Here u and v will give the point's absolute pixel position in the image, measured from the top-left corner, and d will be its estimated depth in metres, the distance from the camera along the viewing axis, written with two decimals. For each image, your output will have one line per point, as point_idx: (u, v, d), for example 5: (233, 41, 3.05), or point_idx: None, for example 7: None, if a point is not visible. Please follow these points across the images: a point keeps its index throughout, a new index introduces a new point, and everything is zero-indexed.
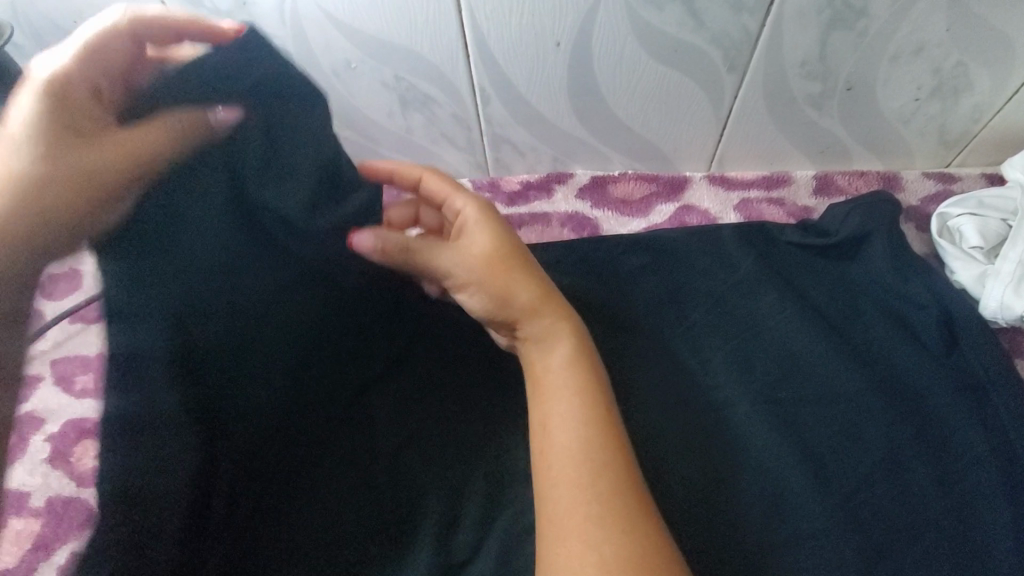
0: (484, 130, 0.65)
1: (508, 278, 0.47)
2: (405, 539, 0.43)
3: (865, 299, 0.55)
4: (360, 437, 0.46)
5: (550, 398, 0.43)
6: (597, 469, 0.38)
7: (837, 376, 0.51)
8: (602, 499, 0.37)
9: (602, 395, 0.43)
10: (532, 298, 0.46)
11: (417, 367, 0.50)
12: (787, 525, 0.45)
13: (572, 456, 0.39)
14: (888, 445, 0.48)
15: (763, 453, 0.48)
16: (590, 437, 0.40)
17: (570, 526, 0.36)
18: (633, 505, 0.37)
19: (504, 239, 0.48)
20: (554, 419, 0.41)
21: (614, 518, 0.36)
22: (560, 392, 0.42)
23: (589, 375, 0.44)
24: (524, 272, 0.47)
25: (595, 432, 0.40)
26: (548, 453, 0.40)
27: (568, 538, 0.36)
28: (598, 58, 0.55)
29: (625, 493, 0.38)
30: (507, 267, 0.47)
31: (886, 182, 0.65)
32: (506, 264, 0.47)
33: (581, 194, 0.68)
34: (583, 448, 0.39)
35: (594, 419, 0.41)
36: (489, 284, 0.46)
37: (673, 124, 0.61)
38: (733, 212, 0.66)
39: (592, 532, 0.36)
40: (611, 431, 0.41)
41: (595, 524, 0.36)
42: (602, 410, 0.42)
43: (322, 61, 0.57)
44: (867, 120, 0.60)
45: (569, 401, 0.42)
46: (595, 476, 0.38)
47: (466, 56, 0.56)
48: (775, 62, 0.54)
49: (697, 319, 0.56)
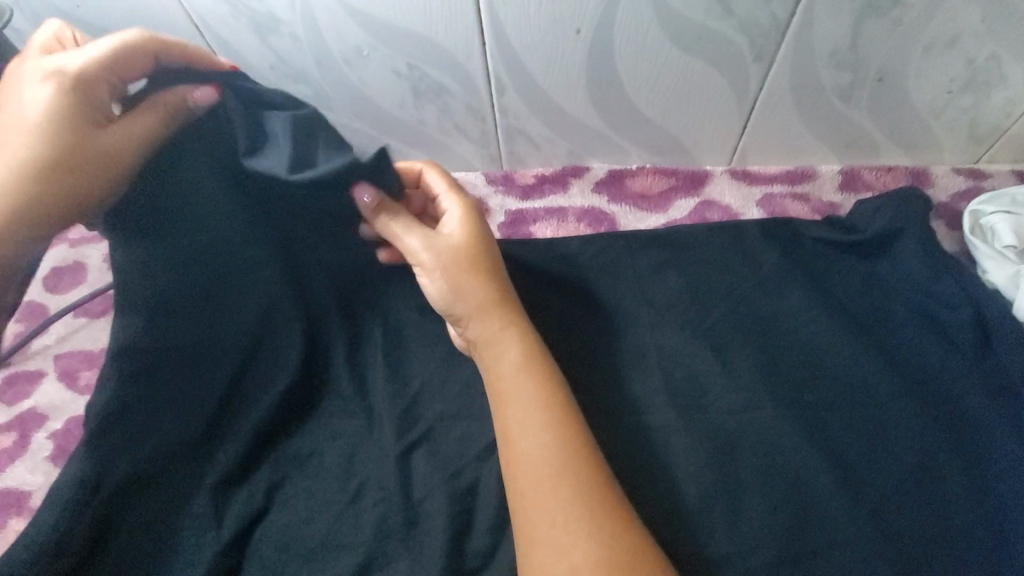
0: (499, 122, 0.63)
1: (476, 276, 0.48)
2: (418, 541, 0.44)
3: (894, 298, 0.54)
4: (362, 433, 0.48)
5: (509, 404, 0.43)
6: (559, 472, 0.39)
7: (866, 377, 0.50)
8: (568, 502, 0.38)
9: (564, 396, 0.43)
10: (491, 298, 0.47)
11: (421, 366, 0.52)
12: (816, 531, 0.44)
13: (537, 463, 0.40)
14: (920, 449, 0.47)
15: (789, 456, 0.47)
16: (552, 443, 0.40)
17: (539, 534, 0.37)
18: (603, 508, 0.38)
19: (480, 240, 0.49)
20: (516, 425, 0.42)
21: (582, 524, 0.37)
22: (519, 396, 0.43)
23: (546, 377, 0.44)
24: (483, 276, 0.48)
25: (556, 434, 0.41)
26: (515, 461, 0.41)
27: (538, 544, 0.37)
28: (620, 47, 0.53)
29: (591, 496, 0.38)
30: (475, 265, 0.48)
31: (914, 178, 0.63)
32: (476, 263, 0.48)
33: (598, 188, 0.67)
34: (546, 453, 0.40)
35: (556, 423, 0.41)
36: (455, 275, 0.47)
37: (694, 115, 0.59)
38: (755, 207, 0.64)
39: (560, 538, 0.37)
40: (574, 432, 0.41)
41: (563, 530, 0.37)
42: (563, 413, 0.42)
43: (333, 49, 0.56)
44: (896, 113, 0.58)
45: (531, 402, 0.42)
46: (560, 482, 0.39)
47: (482, 44, 0.54)
48: (804, 51, 0.52)
49: (720, 317, 0.54)
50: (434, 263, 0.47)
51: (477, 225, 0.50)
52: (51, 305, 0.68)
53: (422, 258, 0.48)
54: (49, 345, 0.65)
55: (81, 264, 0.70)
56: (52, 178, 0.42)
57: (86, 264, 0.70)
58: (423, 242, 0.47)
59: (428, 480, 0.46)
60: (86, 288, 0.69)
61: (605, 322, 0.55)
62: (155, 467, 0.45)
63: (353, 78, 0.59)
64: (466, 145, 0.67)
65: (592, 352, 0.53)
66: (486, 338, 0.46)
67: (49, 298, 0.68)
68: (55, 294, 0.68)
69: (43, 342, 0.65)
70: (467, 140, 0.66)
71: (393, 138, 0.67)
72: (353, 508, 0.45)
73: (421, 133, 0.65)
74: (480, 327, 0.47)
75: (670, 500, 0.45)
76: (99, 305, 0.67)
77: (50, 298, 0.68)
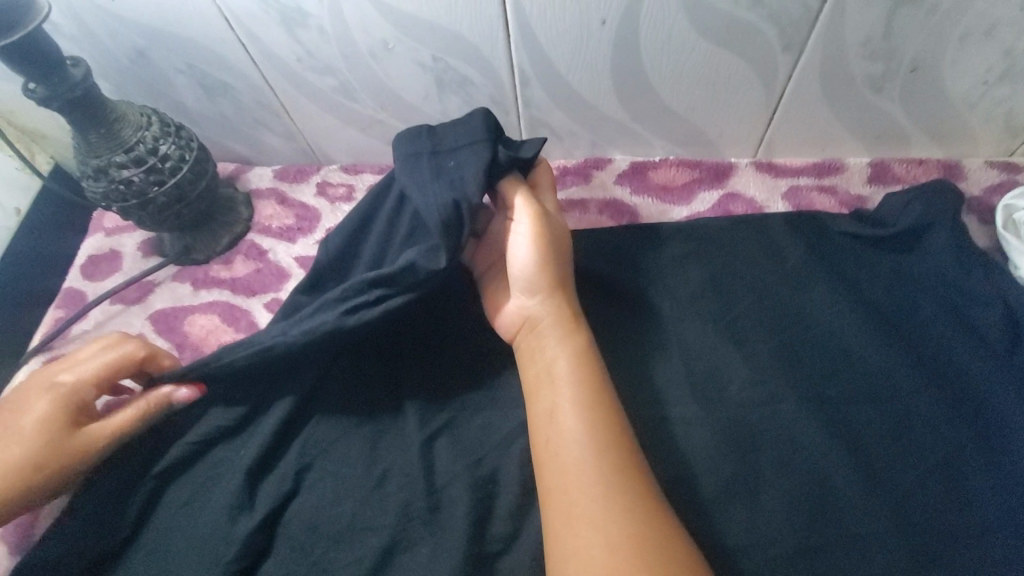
0: (522, 114, 0.63)
1: (561, 256, 0.53)
2: (443, 524, 0.45)
3: (922, 294, 0.53)
4: (390, 435, 0.49)
5: (557, 384, 0.45)
6: (597, 452, 0.41)
7: (892, 374, 0.49)
8: (605, 482, 0.40)
9: (608, 382, 0.46)
10: (564, 290, 0.52)
11: (449, 358, 0.53)
12: (837, 527, 0.44)
13: (578, 441, 0.42)
14: (945, 447, 0.46)
15: (811, 452, 0.47)
16: (593, 423, 0.43)
17: (575, 509, 0.39)
18: (636, 486, 0.40)
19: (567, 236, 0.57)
20: (561, 405, 0.44)
21: (618, 499, 0.39)
22: (564, 379, 0.45)
23: (599, 365, 0.47)
24: (562, 270, 0.53)
25: (598, 416, 0.43)
26: (557, 439, 0.43)
27: (575, 521, 0.38)
28: (645, 38, 0.53)
29: (627, 475, 0.40)
30: (563, 251, 0.54)
31: (946, 171, 0.62)
32: (563, 249, 0.54)
33: (621, 180, 0.67)
34: (584, 433, 0.42)
35: (598, 405, 0.44)
36: (552, 247, 0.52)
37: (719, 106, 0.59)
38: (781, 200, 0.63)
39: (596, 512, 0.38)
40: (614, 415, 0.44)
41: (599, 504, 0.39)
42: (603, 397, 0.44)
43: (359, 41, 0.56)
44: (929, 104, 0.56)
45: (578, 382, 0.45)
46: (599, 461, 0.41)
47: (506, 36, 0.54)
48: (835, 41, 0.51)
49: (743, 311, 0.54)
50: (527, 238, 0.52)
51: (563, 229, 0.56)
52: (88, 291, 0.70)
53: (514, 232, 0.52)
54: (87, 329, 0.67)
55: (117, 252, 0.73)
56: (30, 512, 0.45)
57: (122, 252, 0.73)
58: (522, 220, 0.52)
59: (450, 467, 0.47)
60: (122, 276, 0.71)
61: (625, 315, 0.55)
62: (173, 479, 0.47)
63: (378, 71, 0.59)
64: None
65: (613, 344, 0.53)
66: (549, 319, 0.50)
67: (87, 284, 0.71)
68: (93, 281, 0.71)
69: (82, 327, 0.67)
70: None
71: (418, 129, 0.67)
72: (379, 492, 0.47)
73: None
74: (560, 297, 0.51)
75: (688, 491, 0.46)
76: (133, 292, 0.69)
77: (88, 285, 0.71)
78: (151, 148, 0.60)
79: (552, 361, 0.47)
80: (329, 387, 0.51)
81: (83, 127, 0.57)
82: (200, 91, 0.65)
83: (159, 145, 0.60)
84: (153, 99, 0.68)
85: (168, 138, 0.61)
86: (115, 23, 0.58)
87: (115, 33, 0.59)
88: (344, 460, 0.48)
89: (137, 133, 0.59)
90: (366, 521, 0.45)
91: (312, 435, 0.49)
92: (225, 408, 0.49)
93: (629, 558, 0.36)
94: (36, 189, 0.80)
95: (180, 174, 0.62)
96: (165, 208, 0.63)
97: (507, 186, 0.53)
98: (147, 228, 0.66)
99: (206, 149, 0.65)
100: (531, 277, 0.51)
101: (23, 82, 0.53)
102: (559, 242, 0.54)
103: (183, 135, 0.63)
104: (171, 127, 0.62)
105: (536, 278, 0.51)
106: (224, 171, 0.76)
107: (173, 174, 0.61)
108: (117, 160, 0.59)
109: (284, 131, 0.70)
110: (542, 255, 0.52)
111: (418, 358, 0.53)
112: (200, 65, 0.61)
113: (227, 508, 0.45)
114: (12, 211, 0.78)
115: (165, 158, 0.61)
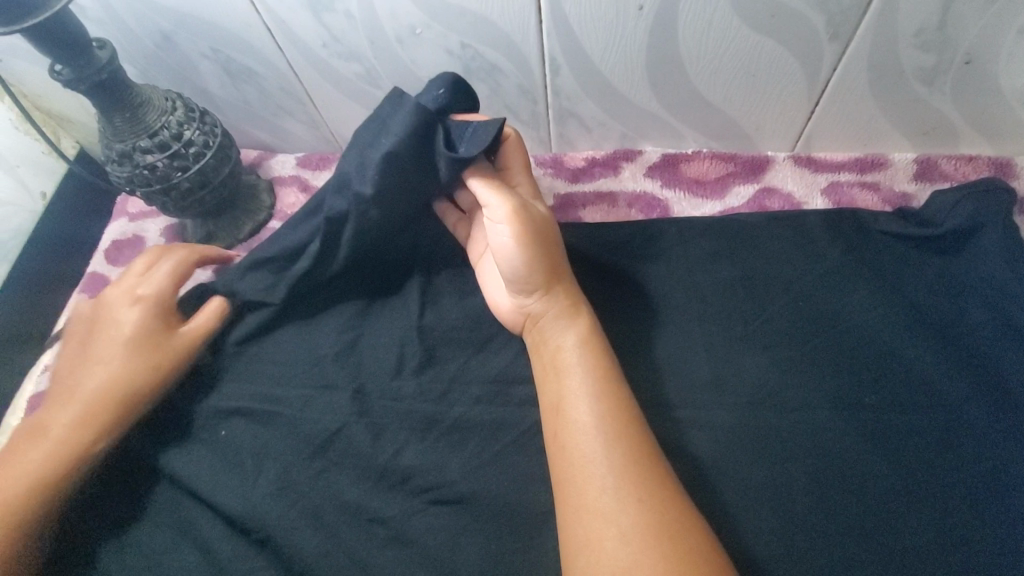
0: (551, 104, 0.61)
1: (551, 247, 0.50)
2: (469, 525, 0.44)
3: (971, 298, 0.50)
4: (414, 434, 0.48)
5: (565, 373, 0.44)
6: (608, 442, 0.40)
7: (937, 380, 0.47)
8: (616, 472, 0.39)
9: (614, 369, 0.45)
10: (559, 277, 0.50)
11: (465, 350, 0.51)
12: (876, 539, 0.42)
13: (588, 432, 0.40)
14: (990, 462, 0.44)
15: (850, 459, 0.45)
16: (604, 412, 0.41)
17: (586, 501, 0.38)
18: (648, 479, 0.38)
19: (554, 221, 0.53)
20: (569, 394, 0.43)
21: (632, 490, 0.38)
22: (573, 369, 0.44)
23: (601, 349, 0.46)
24: (555, 256, 0.50)
25: (606, 404, 0.42)
26: (565, 428, 0.41)
27: (589, 516, 0.37)
28: (684, 25, 0.51)
29: (640, 466, 0.39)
30: (553, 240, 0.51)
31: (998, 169, 0.58)
32: (551, 238, 0.51)
33: (651, 172, 0.65)
34: (595, 422, 0.41)
35: (608, 394, 0.42)
36: (538, 239, 0.49)
37: (757, 98, 0.56)
38: (820, 196, 0.61)
39: (607, 504, 0.37)
40: (624, 403, 0.42)
41: (611, 496, 0.38)
42: (612, 385, 0.43)
43: (386, 26, 0.55)
44: (982, 98, 0.53)
45: (584, 372, 0.44)
46: (611, 451, 0.39)
47: (538, 22, 0.52)
48: (886, 30, 0.48)
49: (777, 312, 0.52)
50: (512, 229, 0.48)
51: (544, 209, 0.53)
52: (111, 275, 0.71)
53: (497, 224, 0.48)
54: None
55: (140, 238, 0.73)
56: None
57: (145, 239, 0.73)
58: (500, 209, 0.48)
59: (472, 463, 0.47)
60: None
61: (653, 312, 0.53)
62: (191, 476, 0.47)
63: (404, 58, 0.58)
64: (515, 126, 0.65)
65: (641, 343, 0.52)
66: (550, 311, 0.48)
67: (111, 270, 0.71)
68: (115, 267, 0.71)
69: None
70: (517, 121, 0.64)
71: None
72: (402, 486, 0.46)
73: None
74: (557, 292, 0.49)
75: (713, 498, 0.44)
76: None
77: (110, 269, 0.71)
78: (175, 133, 0.59)
79: (557, 356, 0.46)
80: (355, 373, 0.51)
81: (109, 112, 0.57)
82: (225, 77, 0.65)
83: (183, 131, 0.59)
84: (178, 84, 0.67)
85: (192, 123, 0.60)
86: (140, 5, 0.57)
87: (141, 17, 0.59)
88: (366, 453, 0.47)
89: (161, 118, 0.59)
90: (388, 512, 0.45)
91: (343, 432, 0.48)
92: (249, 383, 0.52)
93: (640, 550, 0.35)
94: (60, 173, 0.80)
95: (204, 160, 0.61)
96: (188, 194, 0.62)
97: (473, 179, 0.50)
98: (170, 214, 0.66)
99: (229, 135, 0.64)
100: (523, 276, 0.48)
101: (50, 64, 0.53)
102: (546, 232, 0.50)
103: (207, 121, 0.62)
104: (196, 113, 0.61)
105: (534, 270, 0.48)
106: (247, 157, 0.75)
107: (196, 160, 0.61)
108: (141, 145, 0.58)
109: (307, 119, 0.69)
110: (529, 252, 0.48)
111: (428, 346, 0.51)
112: (225, 50, 0.61)
113: (230, 521, 0.46)
114: (38, 194, 0.78)
115: (189, 144, 0.60)
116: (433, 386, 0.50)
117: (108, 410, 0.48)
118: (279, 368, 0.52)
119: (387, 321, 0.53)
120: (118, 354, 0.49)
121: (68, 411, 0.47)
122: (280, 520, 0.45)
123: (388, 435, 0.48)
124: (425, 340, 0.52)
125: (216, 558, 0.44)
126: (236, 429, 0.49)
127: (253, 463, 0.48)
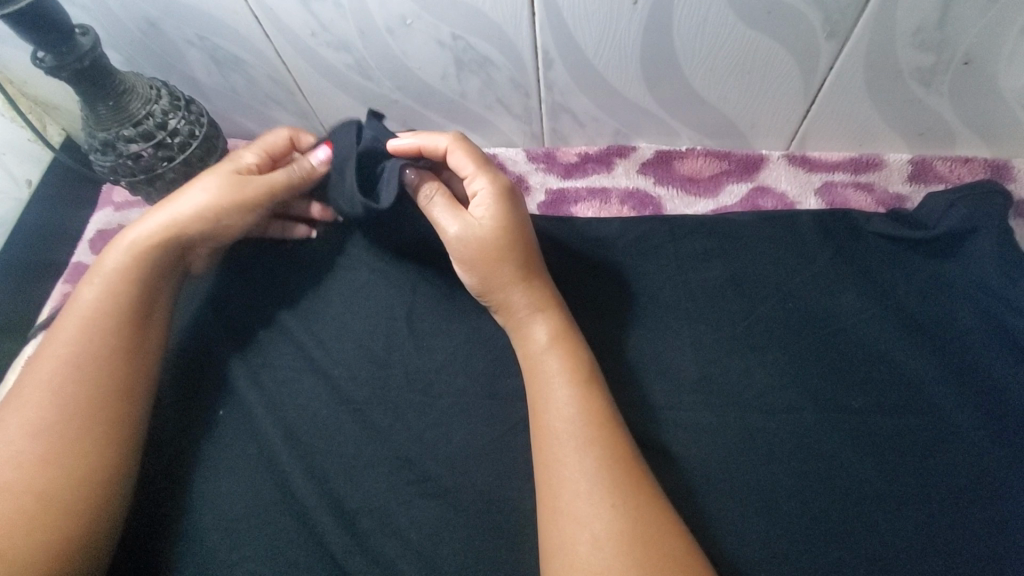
0: (543, 98, 0.61)
1: (504, 272, 0.48)
2: (452, 519, 0.44)
3: (963, 302, 0.50)
4: (399, 428, 0.49)
5: (541, 381, 0.44)
6: (582, 445, 0.40)
7: (926, 383, 0.47)
8: (592, 475, 0.39)
9: (591, 377, 0.44)
10: (511, 286, 0.48)
11: (454, 346, 0.52)
12: (858, 542, 0.42)
13: (565, 433, 0.41)
14: (976, 467, 0.44)
15: (837, 462, 0.45)
16: (584, 414, 0.42)
17: (563, 503, 0.38)
18: (625, 482, 0.38)
19: (494, 215, 0.49)
20: (546, 397, 0.43)
21: (607, 494, 0.38)
22: (547, 373, 0.44)
23: (564, 360, 0.45)
24: (508, 272, 0.48)
25: (588, 407, 0.42)
26: (545, 434, 0.42)
27: (567, 520, 0.37)
28: (680, 20, 0.50)
29: (618, 472, 0.39)
30: (515, 250, 0.49)
31: (994, 171, 0.58)
32: (505, 253, 0.48)
33: (645, 170, 0.64)
34: (572, 425, 0.41)
35: (590, 398, 0.43)
36: (493, 265, 0.48)
37: (753, 95, 0.56)
38: (813, 196, 0.61)
39: (580, 511, 0.37)
40: (602, 406, 0.42)
41: (585, 502, 0.38)
42: (586, 389, 0.43)
43: (377, 17, 0.54)
44: (980, 101, 0.53)
45: (562, 385, 0.43)
46: (589, 454, 0.40)
47: (531, 14, 0.51)
48: (884, 30, 0.47)
49: (765, 312, 0.51)
50: (462, 251, 0.49)
51: (492, 213, 0.49)
52: None
53: (446, 228, 0.49)
54: None
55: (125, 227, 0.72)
56: (92, 361, 0.44)
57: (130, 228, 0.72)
58: (442, 212, 0.49)
59: (454, 457, 0.47)
60: None
61: (642, 311, 0.52)
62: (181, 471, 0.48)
63: (395, 48, 0.57)
64: (508, 120, 0.64)
65: (630, 340, 0.51)
66: (515, 308, 0.48)
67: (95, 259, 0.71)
68: None
69: None
70: (510, 115, 0.64)
71: (432, 111, 0.65)
72: (388, 478, 0.47)
73: (461, 107, 0.63)
74: (511, 315, 0.48)
75: (699, 502, 0.44)
76: None
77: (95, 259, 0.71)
78: (160, 122, 0.58)
79: (523, 358, 0.47)
80: (343, 367, 0.52)
81: (91, 99, 0.55)
82: (212, 65, 0.63)
83: (168, 120, 0.58)
84: (164, 70, 0.66)
85: (178, 113, 0.59)
86: None
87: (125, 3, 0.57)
88: (352, 443, 0.48)
89: (146, 107, 0.57)
90: (373, 503, 0.46)
91: (334, 424, 0.49)
92: (232, 377, 0.51)
93: (614, 555, 0.35)
94: (47, 161, 0.79)
95: (190, 150, 0.60)
96: (174, 183, 0.62)
97: (430, 186, 0.50)
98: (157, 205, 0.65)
99: (216, 125, 0.64)
100: (484, 301, 0.50)
101: (33, 50, 0.52)
102: (485, 251, 0.48)
103: (193, 110, 0.61)
104: (182, 101, 0.60)
105: (483, 282, 0.49)
106: (236, 147, 0.74)
107: (182, 150, 0.60)
108: (125, 134, 0.57)
109: (297, 109, 0.68)
110: (471, 269, 0.49)
111: (419, 337, 0.52)
112: (212, 37, 0.59)
113: (218, 516, 0.46)
114: (24, 181, 0.77)
115: (174, 134, 0.59)
116: (418, 382, 0.50)
117: (159, 253, 0.49)
118: (265, 351, 0.53)
119: (375, 313, 0.54)
120: (189, 194, 0.51)
121: (131, 235, 0.49)
122: (265, 516, 0.46)
123: (374, 429, 0.49)
124: (413, 334, 0.53)
125: (203, 547, 0.45)
126: (217, 419, 0.50)
127: (240, 455, 0.48)
